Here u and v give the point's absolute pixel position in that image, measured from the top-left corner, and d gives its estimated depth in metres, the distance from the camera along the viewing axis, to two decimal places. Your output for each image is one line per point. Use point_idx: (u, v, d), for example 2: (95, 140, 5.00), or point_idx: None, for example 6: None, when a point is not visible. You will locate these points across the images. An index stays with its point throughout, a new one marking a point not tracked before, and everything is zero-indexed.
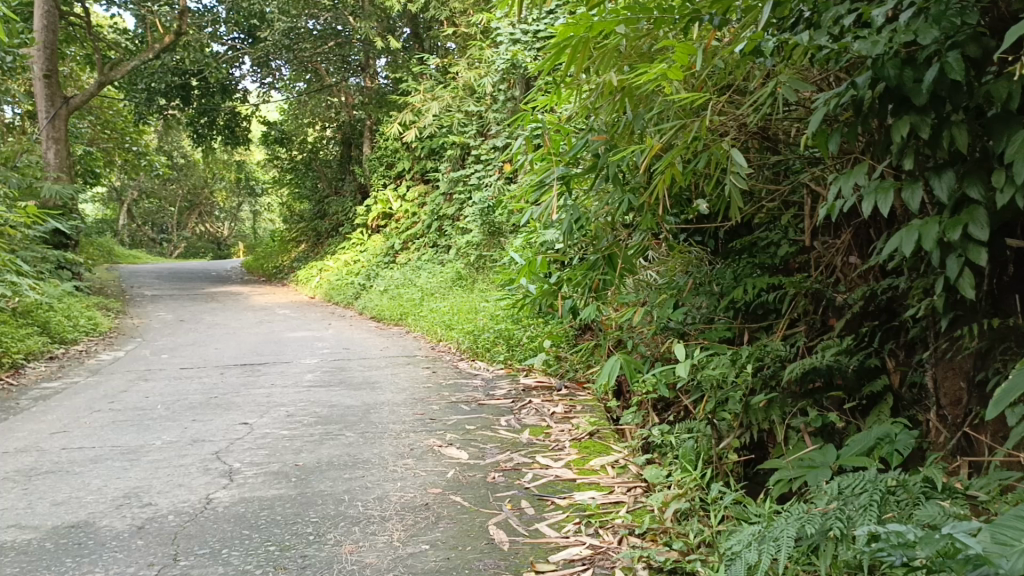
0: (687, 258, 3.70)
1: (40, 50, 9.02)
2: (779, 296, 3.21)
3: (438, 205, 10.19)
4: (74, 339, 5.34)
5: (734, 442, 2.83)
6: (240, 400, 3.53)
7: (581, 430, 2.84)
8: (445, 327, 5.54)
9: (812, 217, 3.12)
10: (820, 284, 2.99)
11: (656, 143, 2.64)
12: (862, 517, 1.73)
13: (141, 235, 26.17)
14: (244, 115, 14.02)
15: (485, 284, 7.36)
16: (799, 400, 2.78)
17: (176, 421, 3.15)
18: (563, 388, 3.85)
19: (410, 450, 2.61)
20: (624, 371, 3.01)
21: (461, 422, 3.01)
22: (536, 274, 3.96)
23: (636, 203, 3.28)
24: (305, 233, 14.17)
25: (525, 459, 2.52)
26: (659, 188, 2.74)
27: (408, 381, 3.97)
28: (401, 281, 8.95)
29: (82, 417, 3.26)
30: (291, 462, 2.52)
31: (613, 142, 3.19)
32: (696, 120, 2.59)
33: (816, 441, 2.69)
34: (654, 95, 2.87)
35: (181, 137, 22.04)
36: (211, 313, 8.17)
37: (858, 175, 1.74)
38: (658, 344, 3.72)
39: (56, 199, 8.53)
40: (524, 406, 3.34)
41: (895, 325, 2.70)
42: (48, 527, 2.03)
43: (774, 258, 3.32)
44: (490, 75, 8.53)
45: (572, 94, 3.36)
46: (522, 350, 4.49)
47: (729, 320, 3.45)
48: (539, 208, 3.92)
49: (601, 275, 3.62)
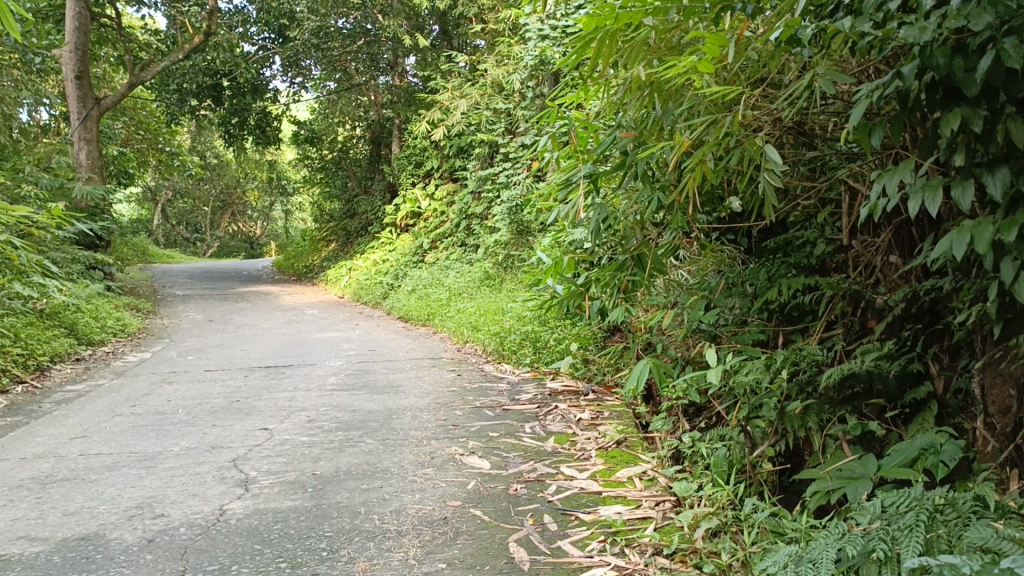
0: (719, 256, 3.60)
1: (71, 53, 9.10)
2: (815, 298, 3.08)
3: (467, 203, 10.12)
4: (101, 340, 5.35)
5: (769, 451, 2.72)
6: (261, 404, 3.48)
7: (608, 439, 2.75)
8: (471, 328, 5.46)
9: (850, 216, 2.99)
10: (860, 285, 2.86)
11: (686, 139, 2.53)
12: (908, 539, 1.61)
13: (175, 234, 26.46)
14: (275, 115, 14.07)
15: (513, 284, 7.27)
16: (838, 407, 2.66)
17: (196, 426, 3.10)
18: (590, 392, 3.75)
19: (431, 459, 2.53)
20: (654, 376, 2.90)
21: (484, 429, 2.93)
22: (563, 275, 3.87)
23: (666, 202, 3.18)
24: (335, 232, 14.18)
25: (549, 469, 2.42)
26: (689, 186, 2.63)
27: (431, 385, 3.90)
28: (430, 281, 8.89)
29: (102, 422, 3.22)
30: (309, 471, 2.45)
31: (641, 139, 3.09)
32: (728, 115, 2.47)
33: (854, 451, 2.57)
34: (684, 90, 2.77)
35: (215, 137, 22.25)
36: (239, 313, 8.18)
37: (905, 172, 1.61)
38: (688, 347, 3.61)
39: (88, 199, 8.62)
40: (550, 412, 3.24)
41: (939, 328, 2.57)
42: (58, 540, 1.98)
43: (810, 258, 3.20)
44: (519, 72, 8.45)
45: (599, 90, 3.26)
46: (549, 353, 4.39)
47: (764, 322, 3.33)
48: (566, 207, 3.82)
49: (630, 276, 3.50)
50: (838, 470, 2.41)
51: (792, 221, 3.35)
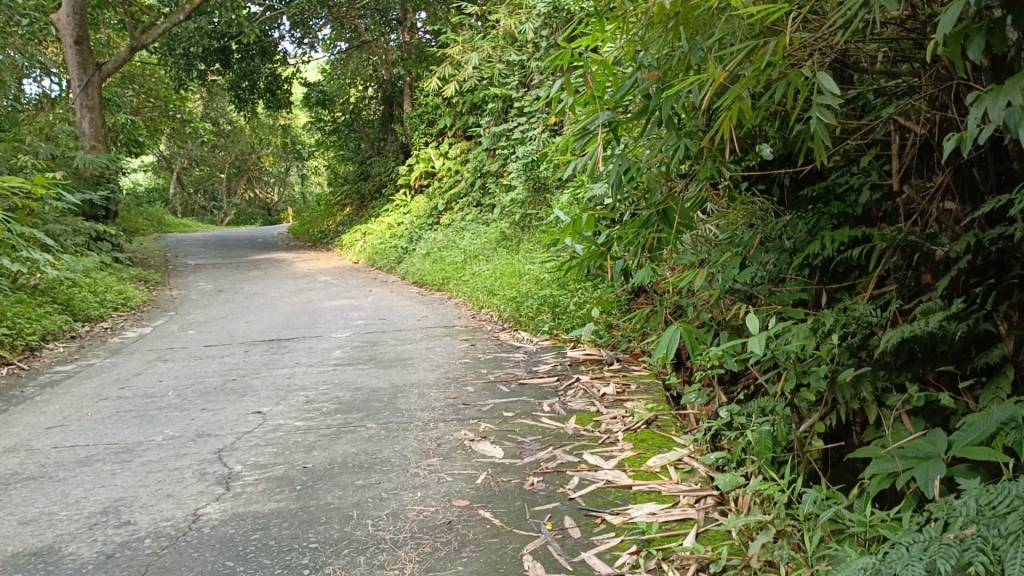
0: (750, 209, 3.29)
1: (69, 16, 8.75)
2: (864, 252, 2.75)
3: (482, 161, 9.76)
4: (99, 316, 5.10)
5: (820, 425, 2.38)
6: (258, 384, 3.21)
7: (636, 418, 2.44)
8: (486, 293, 5.15)
9: (900, 159, 2.67)
10: (916, 235, 2.52)
11: (720, 72, 2.18)
12: (1015, 550, 1.30)
13: (192, 202, 26.15)
14: (285, 77, 13.70)
15: (531, 244, 6.95)
16: (895, 375, 2.36)
17: (185, 411, 2.84)
18: (613, 360, 3.41)
19: (437, 447, 2.24)
20: (687, 342, 2.54)
21: (498, 409, 2.63)
22: (581, 233, 3.53)
23: (695, 149, 2.83)
24: (349, 196, 13.85)
25: (571, 457, 2.12)
26: (724, 129, 2.27)
27: (443, 357, 3.61)
28: (445, 243, 8.59)
29: (85, 408, 2.97)
30: (300, 464, 2.18)
31: (665, 79, 2.74)
32: (771, 41, 2.12)
33: (915, 424, 2.26)
34: (716, 17, 2.42)
35: (226, 103, 21.91)
36: (251, 282, 7.92)
37: (1013, 92, 1.34)
38: (723, 309, 3.31)
39: (90, 168, 8.36)
40: (570, 387, 2.93)
41: (1012, 281, 2.24)
42: (6, 555, 1.72)
43: (854, 206, 2.86)
44: (532, 20, 8.00)
45: (618, 23, 2.92)
46: (569, 319, 4.07)
47: (806, 281, 3.02)
48: (583, 160, 3.48)
49: (655, 234, 3.17)
50: (901, 451, 2.11)
51: (831, 167, 3.01)
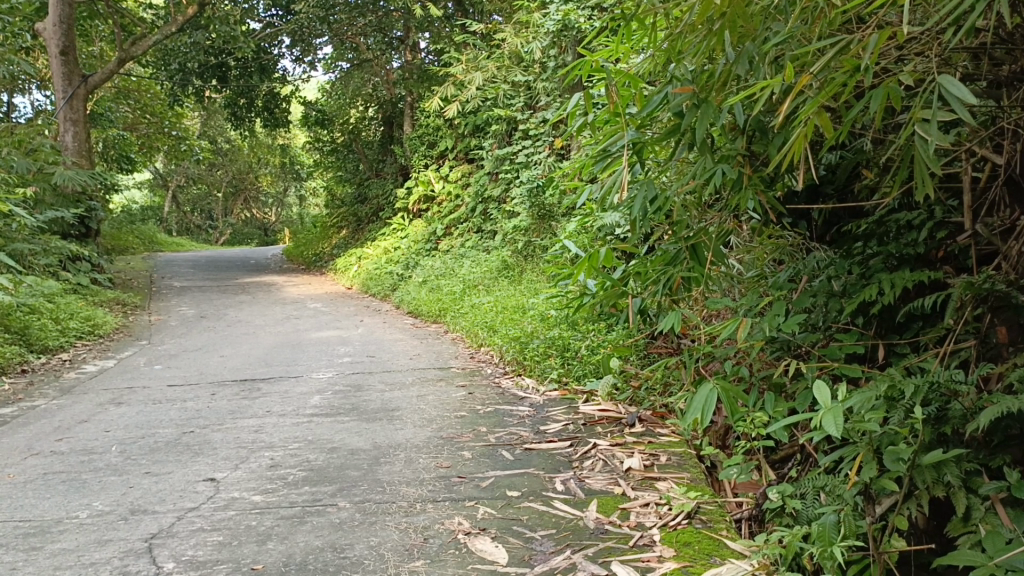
0: (780, 245, 2.88)
1: (55, 25, 8.33)
2: (935, 301, 2.30)
3: (483, 185, 9.33)
4: (59, 347, 4.64)
5: (899, 517, 1.91)
6: (218, 440, 2.73)
7: (674, 510, 1.98)
8: (486, 329, 4.70)
9: (970, 193, 2.22)
10: (1005, 284, 2.07)
11: (795, 73, 1.71)
12: None
13: (188, 221, 25.69)
14: (283, 96, 13.19)
15: (534, 276, 6.52)
16: (990, 458, 1.90)
17: (123, 476, 2.36)
18: (635, 421, 2.93)
19: (422, 545, 1.77)
20: (728, 406, 2.03)
21: (501, 485, 2.17)
22: (596, 269, 3.05)
23: (734, 176, 2.36)
24: (346, 218, 13.44)
25: (597, 568, 1.66)
26: (793, 151, 1.79)
27: (437, 408, 3.15)
28: (443, 271, 8.14)
29: (7, 468, 2.49)
30: (247, 564, 1.70)
31: (702, 95, 2.26)
32: (863, 35, 1.65)
33: (1017, 518, 1.79)
34: (772, 19, 1.98)
35: (225, 123, 21.53)
36: (235, 308, 7.46)
37: None
38: (760, 363, 2.85)
39: (69, 185, 7.90)
40: (587, 458, 2.45)
41: None
42: None
43: (916, 245, 2.41)
44: (539, 40, 7.63)
45: (647, 30, 2.47)
46: (581, 366, 3.61)
47: (860, 331, 2.56)
48: (597, 186, 2.99)
49: (683, 272, 2.69)
50: (1013, 561, 1.64)
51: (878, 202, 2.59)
